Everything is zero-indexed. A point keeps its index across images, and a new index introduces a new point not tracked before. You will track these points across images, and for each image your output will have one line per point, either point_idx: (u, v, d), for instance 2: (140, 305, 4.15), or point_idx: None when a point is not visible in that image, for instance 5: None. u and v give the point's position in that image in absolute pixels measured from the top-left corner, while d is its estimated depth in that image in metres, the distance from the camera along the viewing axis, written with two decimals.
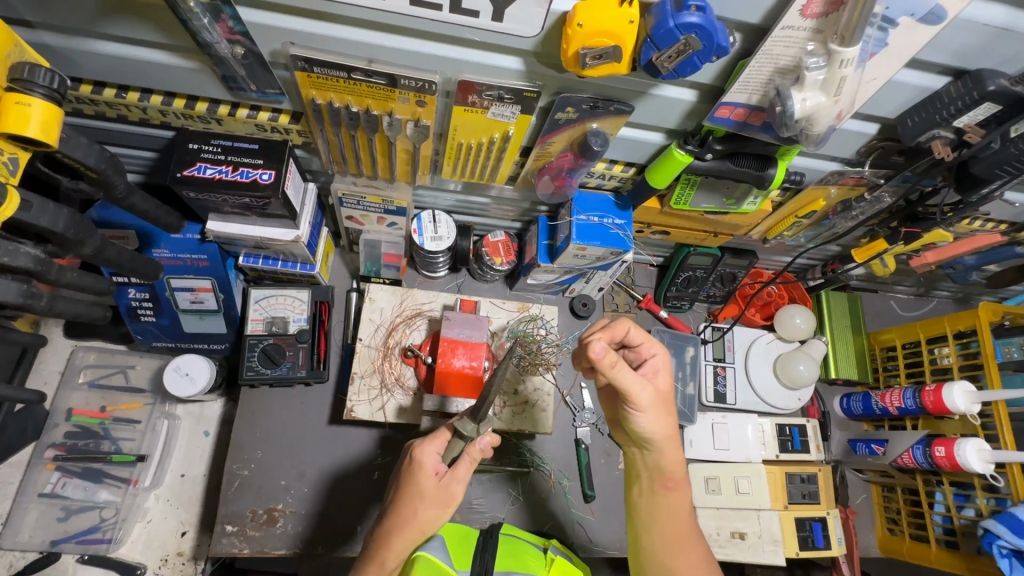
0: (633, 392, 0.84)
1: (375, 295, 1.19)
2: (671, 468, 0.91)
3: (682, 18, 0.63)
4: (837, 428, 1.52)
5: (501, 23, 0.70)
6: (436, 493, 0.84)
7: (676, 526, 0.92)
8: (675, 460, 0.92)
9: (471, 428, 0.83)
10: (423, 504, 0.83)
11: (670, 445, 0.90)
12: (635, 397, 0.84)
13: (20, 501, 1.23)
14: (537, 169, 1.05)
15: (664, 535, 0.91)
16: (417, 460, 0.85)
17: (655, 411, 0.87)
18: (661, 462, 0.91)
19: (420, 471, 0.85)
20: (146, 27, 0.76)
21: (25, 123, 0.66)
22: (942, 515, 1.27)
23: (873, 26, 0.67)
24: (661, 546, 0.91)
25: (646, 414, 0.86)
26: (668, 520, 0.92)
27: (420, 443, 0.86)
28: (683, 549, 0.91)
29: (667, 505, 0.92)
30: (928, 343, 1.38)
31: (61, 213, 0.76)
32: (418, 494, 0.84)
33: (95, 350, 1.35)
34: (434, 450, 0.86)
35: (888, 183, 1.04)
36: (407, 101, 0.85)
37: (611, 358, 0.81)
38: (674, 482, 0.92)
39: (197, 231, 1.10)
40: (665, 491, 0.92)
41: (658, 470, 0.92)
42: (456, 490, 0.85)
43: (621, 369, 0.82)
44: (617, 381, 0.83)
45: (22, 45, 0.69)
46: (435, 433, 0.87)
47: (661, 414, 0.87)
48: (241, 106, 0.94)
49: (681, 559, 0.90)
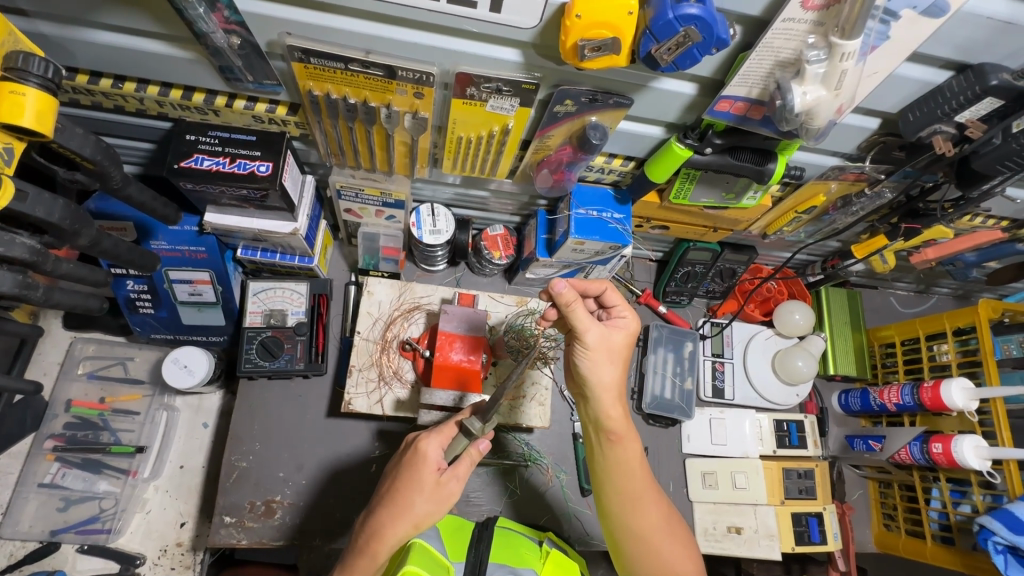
0: (582, 332, 0.85)
1: (373, 288, 1.19)
2: (611, 422, 0.90)
3: (681, 9, 0.63)
4: (835, 424, 1.52)
5: (500, 14, 0.69)
6: (435, 488, 0.84)
7: (630, 482, 0.91)
8: (618, 413, 0.90)
9: (479, 427, 0.83)
10: (422, 498, 0.83)
11: (611, 396, 0.89)
12: (583, 338, 0.86)
13: (19, 491, 1.24)
14: (535, 163, 1.04)
15: (622, 491, 0.91)
16: (422, 451, 0.85)
17: (596, 359, 0.87)
18: (600, 415, 0.90)
19: (424, 463, 0.84)
20: (141, 16, 0.75)
21: (19, 112, 0.65)
22: (939, 510, 1.27)
23: (875, 19, 0.66)
24: (618, 503, 0.92)
25: (586, 353, 0.87)
26: (620, 476, 0.91)
27: (426, 436, 0.86)
28: (640, 507, 0.91)
29: (616, 461, 0.92)
30: (926, 340, 1.38)
31: (56, 204, 0.76)
32: (417, 487, 0.83)
33: (93, 342, 1.34)
34: (439, 445, 0.86)
35: (889, 179, 1.03)
36: (405, 93, 0.84)
37: (572, 295, 0.82)
38: (617, 436, 0.91)
39: (195, 223, 1.10)
40: (612, 447, 0.92)
41: (601, 424, 0.91)
42: (452, 488, 0.85)
43: (579, 309, 0.84)
44: (571, 320, 0.85)
45: (17, 34, 0.68)
46: (442, 427, 0.87)
47: (601, 360, 0.87)
48: (238, 98, 0.93)
49: (639, 514, 0.91)
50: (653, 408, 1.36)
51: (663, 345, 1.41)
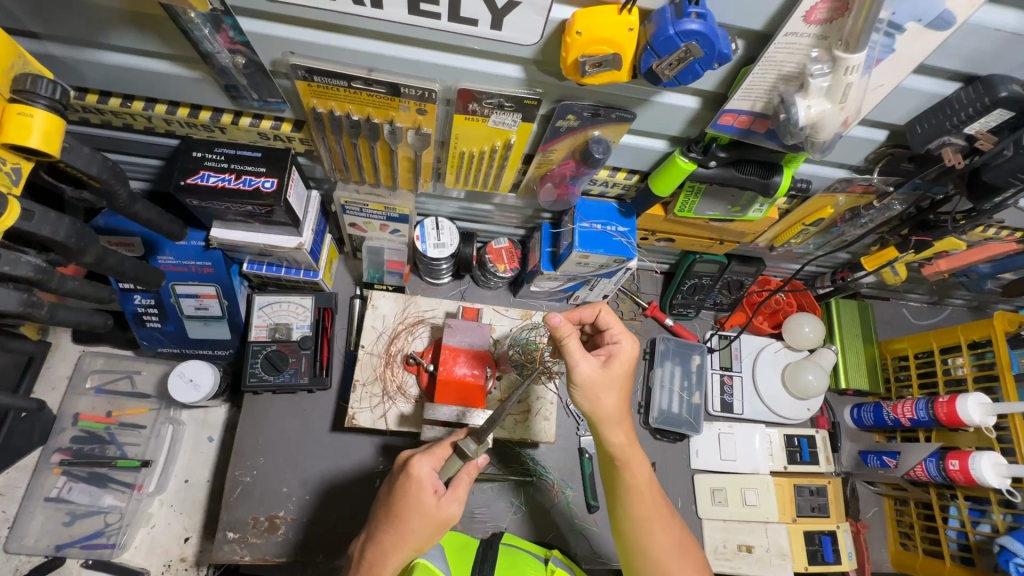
0: (573, 366, 0.85)
1: (378, 302, 1.20)
2: (617, 449, 0.89)
3: (682, 25, 0.62)
4: (848, 439, 1.49)
5: (501, 31, 0.69)
6: (434, 514, 0.82)
7: (640, 507, 0.90)
8: (625, 440, 0.89)
9: (475, 448, 0.82)
10: (420, 524, 0.82)
11: (617, 422, 0.88)
12: (574, 372, 0.85)
13: (26, 505, 1.24)
14: (538, 177, 1.04)
15: (632, 515, 0.90)
16: (415, 475, 0.83)
17: (593, 392, 0.86)
18: (605, 442, 0.89)
19: (418, 487, 0.83)
20: (148, 38, 0.77)
21: (27, 134, 0.66)
22: (957, 530, 1.24)
23: (879, 32, 0.65)
24: (629, 528, 0.90)
25: (580, 389, 0.86)
26: (631, 500, 0.90)
27: (420, 457, 0.84)
28: (650, 530, 0.89)
29: (625, 486, 0.90)
30: (941, 353, 1.35)
31: (63, 222, 0.76)
32: (417, 512, 0.82)
33: (102, 355, 1.36)
34: (432, 467, 0.85)
35: (897, 191, 1.02)
36: (408, 109, 0.85)
37: (568, 328, 0.83)
38: (622, 460, 0.89)
39: (202, 238, 1.11)
40: (620, 473, 0.90)
41: (606, 451, 0.90)
42: (452, 511, 0.84)
43: (573, 341, 0.84)
44: (564, 353, 0.85)
45: (26, 56, 0.69)
46: (434, 449, 0.86)
47: (600, 393, 0.86)
48: (244, 115, 0.95)
49: (651, 537, 0.89)
50: (660, 423, 1.34)
51: (670, 358, 1.40)
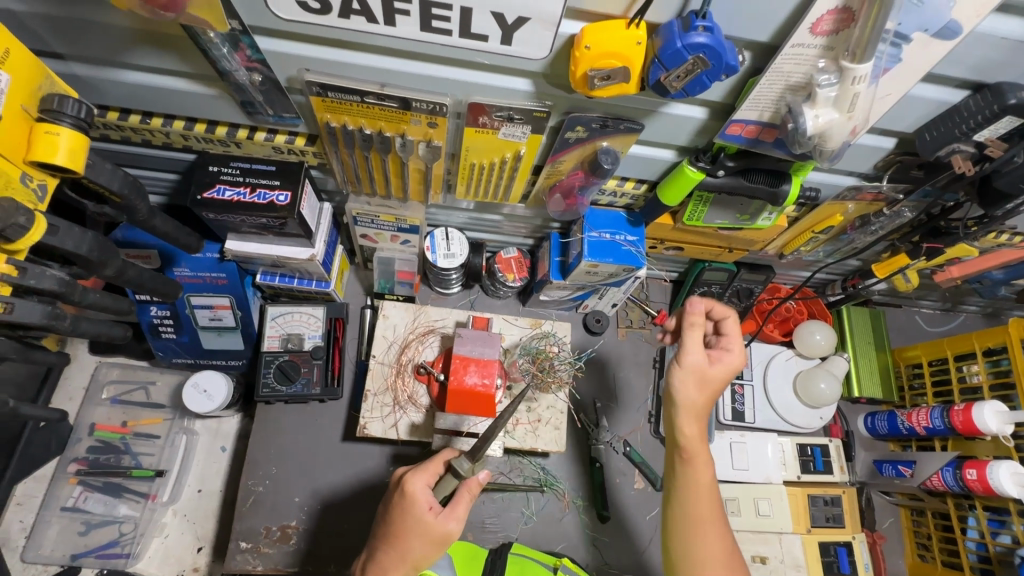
0: (682, 352, 0.90)
1: (389, 312, 1.21)
2: (686, 440, 0.89)
3: (689, 39, 0.63)
4: (862, 448, 1.47)
5: (511, 46, 0.71)
6: (431, 530, 0.83)
7: (697, 504, 0.88)
8: (696, 435, 0.90)
9: (469, 467, 0.82)
10: (416, 541, 0.83)
11: (692, 414, 0.89)
12: (680, 358, 0.90)
13: (42, 515, 1.26)
14: (548, 187, 1.05)
15: (685, 511, 0.88)
16: (409, 492, 0.85)
17: (683, 381, 0.89)
18: (678, 431, 0.90)
19: (413, 504, 0.84)
20: (168, 57, 0.79)
21: (53, 151, 0.69)
22: (976, 541, 1.21)
23: (886, 42, 0.66)
24: (679, 527, 0.89)
25: (677, 372, 0.89)
26: (687, 495, 0.89)
27: (413, 475, 0.86)
28: (700, 531, 0.87)
29: (686, 482, 0.90)
30: (955, 361, 1.34)
31: (86, 236, 0.78)
32: (413, 530, 0.83)
33: (118, 366, 1.38)
34: (425, 483, 0.86)
35: (907, 198, 1.02)
36: (419, 123, 0.86)
37: (698, 316, 0.90)
38: (690, 454, 0.89)
39: (217, 250, 1.13)
40: (683, 466, 0.90)
41: (676, 440, 0.91)
42: (450, 529, 0.84)
43: (690, 329, 0.90)
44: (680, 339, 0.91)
45: (53, 77, 0.72)
46: (427, 466, 0.87)
47: (690, 383, 0.89)
48: (259, 130, 0.97)
49: (699, 539, 0.87)
50: None
51: None
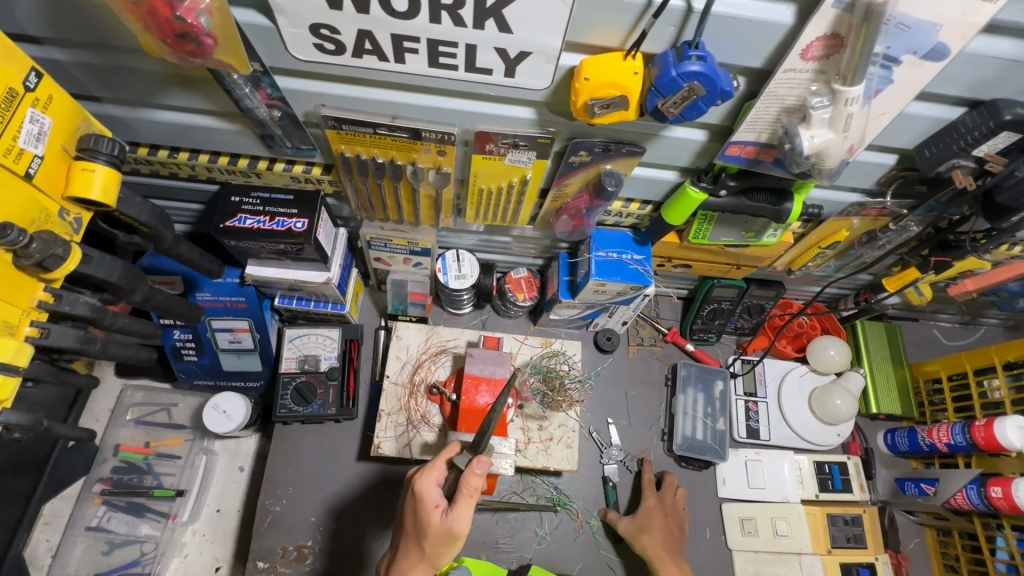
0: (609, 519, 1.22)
1: (402, 332, 1.24)
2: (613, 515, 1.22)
3: (683, 67, 0.66)
4: (882, 466, 1.43)
5: (514, 78, 0.74)
6: (437, 528, 0.85)
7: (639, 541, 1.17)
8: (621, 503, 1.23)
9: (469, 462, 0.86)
10: (429, 539, 0.86)
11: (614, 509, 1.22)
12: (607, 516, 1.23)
13: (68, 534, 1.29)
14: (554, 210, 1.08)
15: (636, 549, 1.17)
16: (417, 491, 0.87)
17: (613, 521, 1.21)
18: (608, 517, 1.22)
19: (421, 503, 0.87)
20: (195, 97, 0.84)
21: (88, 187, 0.74)
22: (1006, 562, 1.17)
23: (875, 65, 0.68)
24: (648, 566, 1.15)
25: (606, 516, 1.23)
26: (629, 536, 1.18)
27: (420, 475, 0.88)
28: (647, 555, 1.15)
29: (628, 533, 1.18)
30: (975, 375, 1.32)
31: (116, 265, 0.83)
32: (423, 528, 0.86)
33: (142, 388, 1.42)
34: (433, 482, 0.88)
35: (913, 213, 1.02)
36: (429, 151, 0.90)
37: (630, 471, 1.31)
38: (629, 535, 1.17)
39: (237, 275, 1.18)
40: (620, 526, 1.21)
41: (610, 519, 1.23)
42: (457, 526, 0.85)
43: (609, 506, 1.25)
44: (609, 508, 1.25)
45: (90, 119, 0.77)
46: (433, 464, 0.90)
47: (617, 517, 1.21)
48: (278, 161, 1.02)
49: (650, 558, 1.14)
50: (684, 450, 1.32)
51: (692, 384, 1.39)
